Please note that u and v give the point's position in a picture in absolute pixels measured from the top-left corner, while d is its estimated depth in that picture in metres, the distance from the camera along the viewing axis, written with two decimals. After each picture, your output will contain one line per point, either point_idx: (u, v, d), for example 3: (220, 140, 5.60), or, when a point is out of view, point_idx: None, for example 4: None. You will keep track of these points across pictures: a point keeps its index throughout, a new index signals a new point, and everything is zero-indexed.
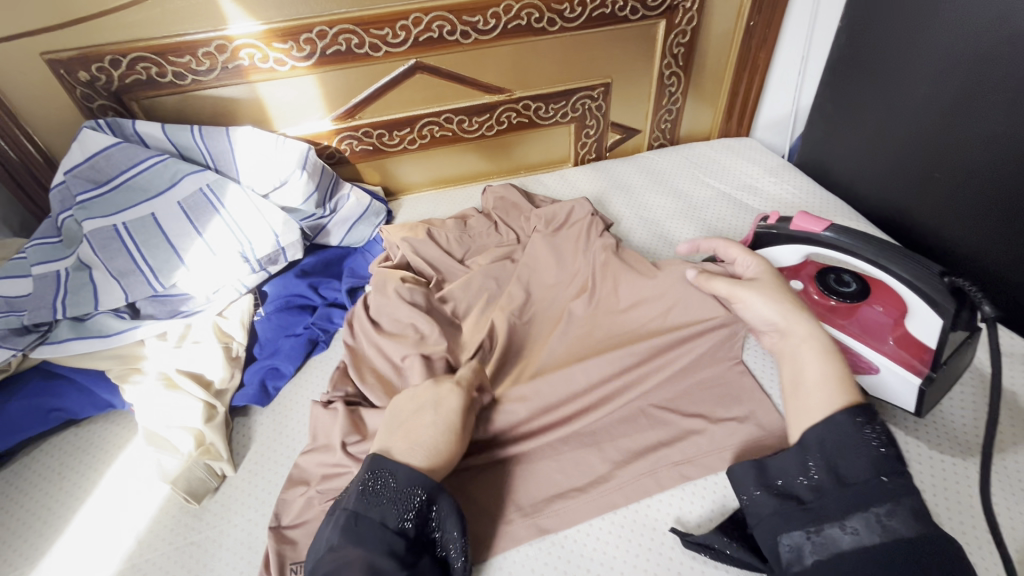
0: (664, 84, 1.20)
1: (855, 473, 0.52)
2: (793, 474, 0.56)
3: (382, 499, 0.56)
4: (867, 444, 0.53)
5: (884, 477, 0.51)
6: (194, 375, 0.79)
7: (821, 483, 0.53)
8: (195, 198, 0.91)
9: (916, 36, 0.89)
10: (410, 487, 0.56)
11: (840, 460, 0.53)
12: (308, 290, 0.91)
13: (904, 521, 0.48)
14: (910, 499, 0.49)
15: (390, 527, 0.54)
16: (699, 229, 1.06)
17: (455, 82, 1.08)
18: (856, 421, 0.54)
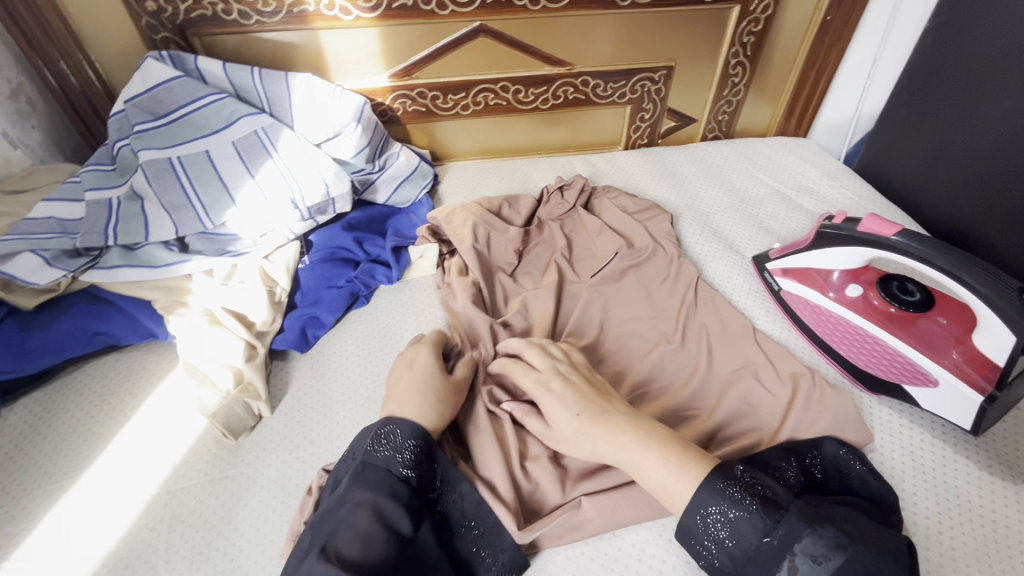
0: (728, 73, 1.16)
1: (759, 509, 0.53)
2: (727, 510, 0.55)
3: (377, 454, 0.58)
4: (734, 507, 0.54)
5: (767, 537, 0.52)
6: (237, 315, 0.79)
7: (751, 519, 0.53)
8: (249, 140, 0.91)
9: (1009, 44, 0.84)
10: (410, 439, 0.60)
11: (730, 529, 0.54)
12: (353, 245, 0.91)
13: (808, 563, 0.49)
14: (800, 542, 0.51)
15: (395, 473, 0.57)
16: (751, 225, 1.03)
17: (516, 49, 1.06)
18: (715, 482, 0.56)
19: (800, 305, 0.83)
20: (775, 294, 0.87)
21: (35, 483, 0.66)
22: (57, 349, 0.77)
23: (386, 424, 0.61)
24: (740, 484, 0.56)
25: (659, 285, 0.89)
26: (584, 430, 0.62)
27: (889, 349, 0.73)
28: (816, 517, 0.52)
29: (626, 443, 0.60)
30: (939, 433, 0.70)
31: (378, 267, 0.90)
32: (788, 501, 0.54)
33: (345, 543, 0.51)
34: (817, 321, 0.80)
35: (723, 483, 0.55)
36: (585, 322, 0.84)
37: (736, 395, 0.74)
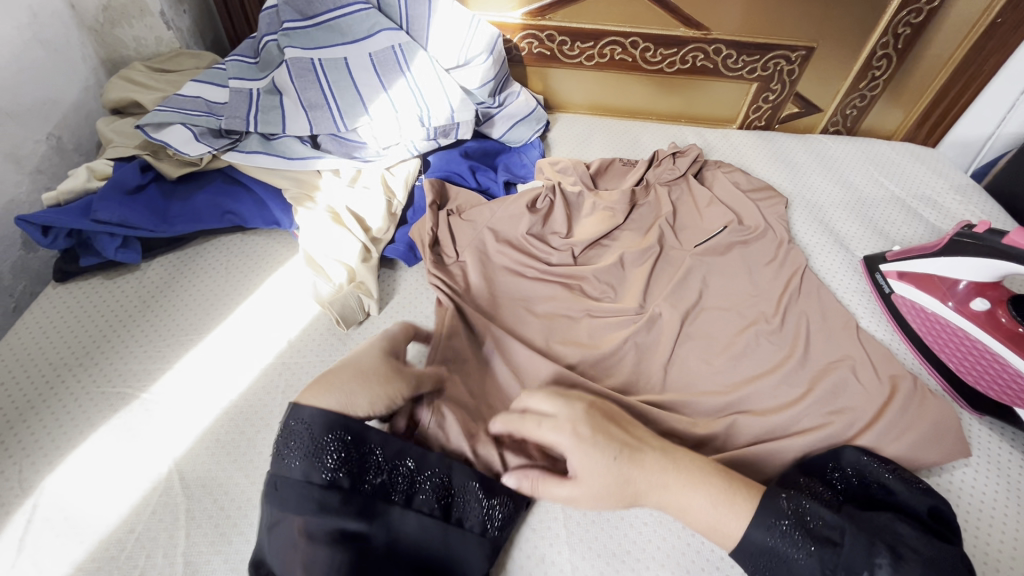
0: (870, 64, 1.10)
1: (811, 547, 0.51)
2: (782, 547, 0.52)
3: (296, 465, 0.51)
4: (788, 545, 0.52)
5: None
6: (358, 218, 0.83)
7: (807, 555, 0.51)
8: (386, 54, 0.93)
9: None
10: (328, 433, 0.52)
11: (782, 566, 0.52)
12: (467, 172, 0.92)
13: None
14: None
15: (319, 481, 0.51)
16: (866, 226, 0.99)
17: (657, 4, 1.03)
18: (765, 515, 0.53)
19: (912, 310, 0.81)
20: (884, 297, 0.84)
21: (170, 333, 0.73)
22: (192, 218, 0.82)
23: (295, 422, 0.53)
24: (795, 520, 0.53)
25: (763, 266, 0.88)
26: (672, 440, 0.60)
27: (1009, 368, 0.70)
28: (877, 552, 0.50)
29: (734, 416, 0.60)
30: None
31: (487, 198, 0.93)
32: (839, 536, 0.52)
33: (283, 564, 0.49)
34: (929, 329, 0.79)
35: (774, 524, 0.52)
36: (684, 288, 0.84)
37: (832, 383, 0.73)
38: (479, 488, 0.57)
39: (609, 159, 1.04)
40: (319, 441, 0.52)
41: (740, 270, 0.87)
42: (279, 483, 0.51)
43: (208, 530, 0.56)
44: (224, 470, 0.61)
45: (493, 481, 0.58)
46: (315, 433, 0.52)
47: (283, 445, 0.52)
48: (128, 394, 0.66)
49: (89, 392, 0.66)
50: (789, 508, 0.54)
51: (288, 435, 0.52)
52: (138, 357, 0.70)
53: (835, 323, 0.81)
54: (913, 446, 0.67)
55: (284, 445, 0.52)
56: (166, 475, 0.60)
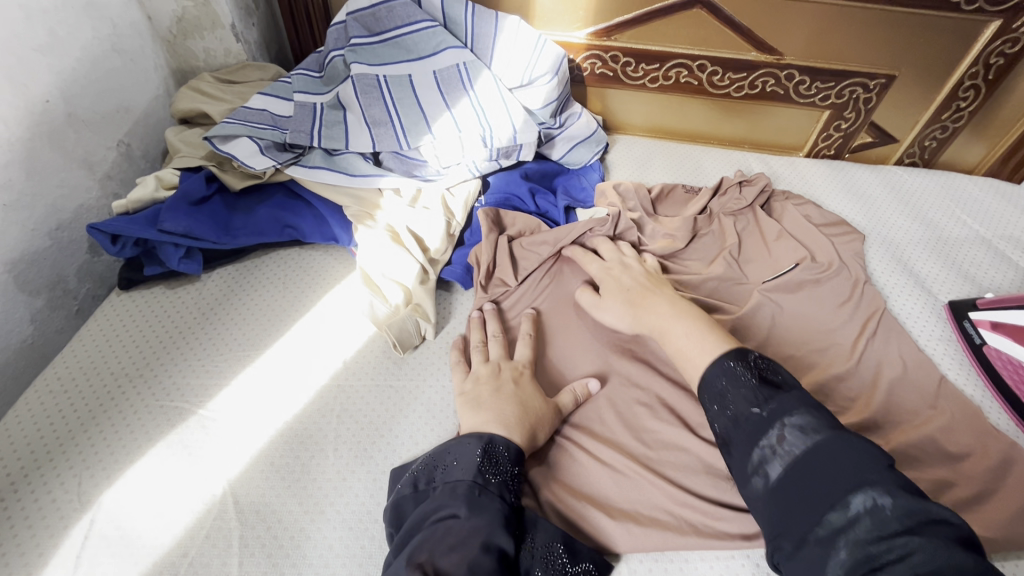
0: (955, 95, 1.03)
1: (760, 391, 0.54)
2: (735, 384, 0.55)
3: (486, 478, 0.54)
4: (739, 380, 0.55)
5: (757, 408, 0.53)
6: (417, 238, 0.81)
7: (752, 391, 0.54)
8: (450, 73, 0.92)
9: None
10: (514, 467, 0.56)
11: (727, 399, 0.55)
12: (527, 195, 0.90)
13: (797, 434, 0.50)
14: (791, 416, 0.51)
15: (503, 500, 0.53)
16: (948, 267, 0.93)
17: (729, 27, 0.99)
18: (728, 359, 0.58)
19: (1005, 364, 0.75)
20: (973, 347, 0.78)
21: (228, 347, 0.72)
22: (253, 231, 0.82)
23: (493, 439, 0.57)
24: (748, 364, 0.57)
25: (837, 307, 0.82)
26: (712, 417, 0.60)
27: None
28: (814, 404, 0.53)
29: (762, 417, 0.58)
30: None
31: (547, 223, 0.90)
32: (786, 385, 0.54)
33: (445, 559, 0.47)
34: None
35: (733, 360, 0.57)
36: (753, 326, 0.79)
37: (921, 443, 0.67)
38: (564, 551, 0.55)
39: (671, 185, 0.99)
40: (508, 465, 0.56)
41: (812, 311, 0.82)
42: (466, 490, 0.53)
43: (261, 560, 0.55)
44: (280, 497, 0.59)
45: (577, 543, 0.56)
46: (507, 459, 0.56)
47: (482, 462, 0.55)
48: (185, 409, 0.66)
49: (147, 405, 0.66)
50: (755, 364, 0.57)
51: (485, 454, 0.56)
52: (195, 371, 0.69)
53: (919, 375, 0.75)
54: (1013, 520, 0.61)
55: (483, 459, 0.55)
56: (221, 497, 0.59)
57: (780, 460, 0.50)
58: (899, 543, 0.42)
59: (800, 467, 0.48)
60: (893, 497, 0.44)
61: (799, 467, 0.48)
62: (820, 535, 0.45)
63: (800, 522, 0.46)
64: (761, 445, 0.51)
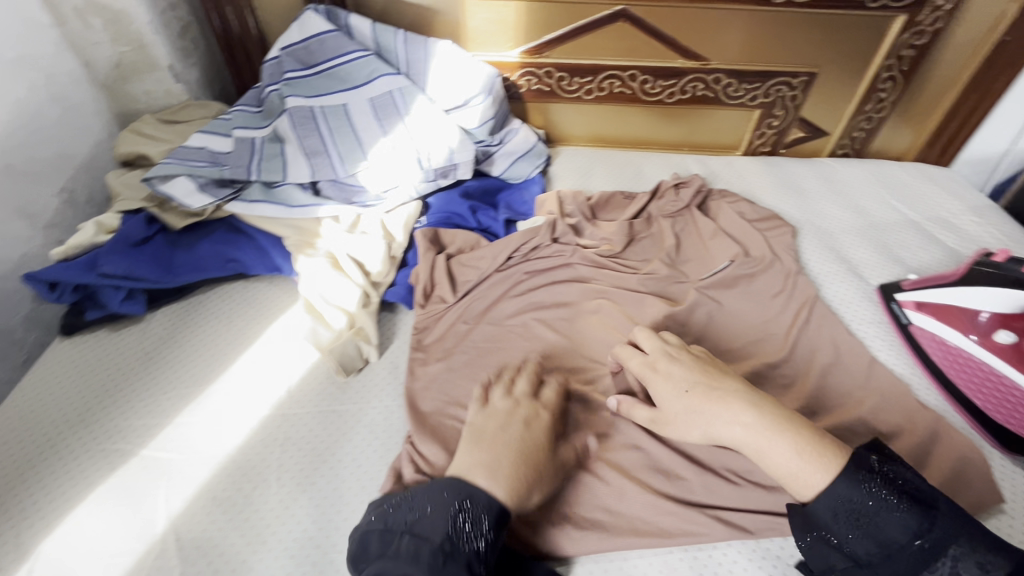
0: (875, 87, 1.08)
1: (926, 527, 0.50)
2: (861, 501, 0.52)
3: (457, 535, 0.51)
4: (886, 504, 0.51)
5: (920, 539, 0.50)
6: (357, 263, 0.83)
7: (913, 516, 0.51)
8: (384, 100, 0.95)
9: None
10: (488, 528, 0.53)
11: (874, 528, 0.51)
12: (468, 212, 0.92)
13: (977, 572, 0.48)
14: (960, 548, 0.49)
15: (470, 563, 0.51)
16: (879, 252, 0.96)
17: (654, 37, 1.03)
18: (854, 473, 0.53)
19: (933, 342, 0.77)
20: (902, 328, 0.80)
21: (171, 386, 0.73)
22: (195, 268, 0.83)
23: (474, 493, 0.54)
24: (883, 478, 0.53)
25: (770, 298, 0.85)
26: (691, 407, 0.61)
27: None
28: (963, 515, 0.51)
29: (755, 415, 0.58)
30: None
31: (489, 237, 0.92)
32: (935, 500, 0.52)
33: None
34: (951, 363, 0.74)
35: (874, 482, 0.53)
36: (691, 324, 0.82)
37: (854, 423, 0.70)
38: None
39: (610, 192, 1.03)
40: (486, 524, 0.53)
41: (747, 304, 0.85)
42: (432, 549, 0.51)
43: None
44: (222, 531, 0.60)
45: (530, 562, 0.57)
46: (483, 519, 0.53)
47: (455, 520, 0.52)
48: (127, 450, 0.66)
49: (88, 450, 0.66)
50: (887, 477, 0.53)
51: (459, 508, 0.53)
52: (138, 413, 0.70)
53: (848, 358, 0.78)
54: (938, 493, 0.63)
55: (459, 516, 0.52)
56: (163, 536, 0.59)
57: None
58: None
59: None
60: None
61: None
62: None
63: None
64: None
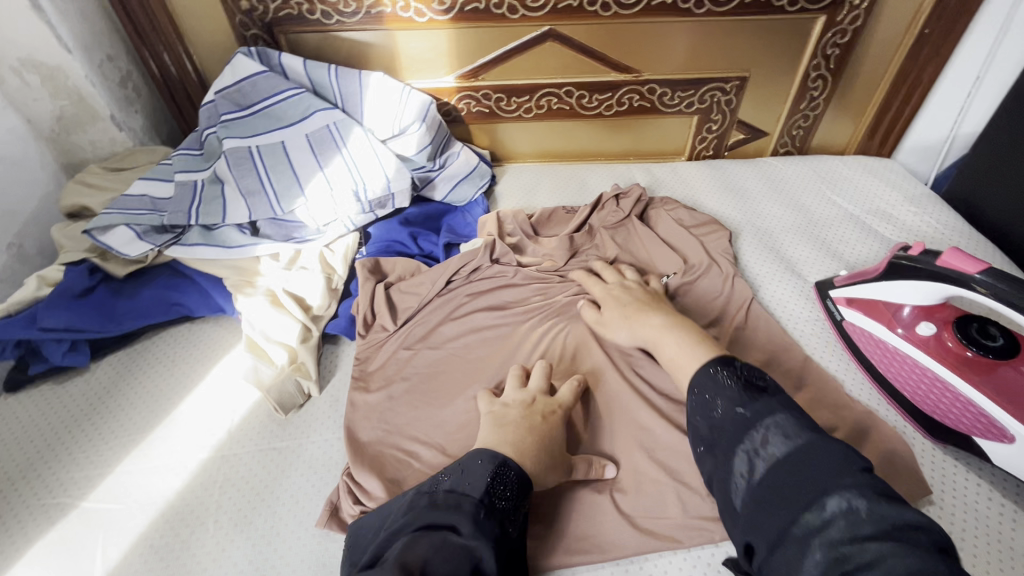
0: (806, 86, 1.10)
1: (746, 405, 0.53)
2: (709, 394, 0.56)
3: (492, 495, 0.55)
4: (725, 384, 0.55)
5: (741, 408, 0.53)
6: (297, 298, 0.84)
7: (738, 395, 0.54)
8: (321, 134, 0.96)
9: None
10: (518, 497, 0.56)
11: (710, 404, 0.55)
12: (407, 239, 0.94)
13: (778, 436, 0.49)
14: (773, 418, 0.51)
15: (501, 527, 0.54)
16: (817, 249, 0.97)
17: (583, 54, 1.05)
18: (709, 366, 0.58)
19: (864, 338, 0.77)
20: (837, 325, 0.82)
21: (112, 435, 0.74)
22: (139, 314, 0.84)
23: (506, 463, 0.58)
24: (734, 370, 0.57)
25: (707, 303, 0.87)
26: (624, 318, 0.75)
27: (958, 395, 0.66)
28: (795, 409, 0.52)
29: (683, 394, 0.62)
30: (1010, 493, 0.63)
31: (430, 263, 0.94)
32: (770, 390, 0.54)
33: (435, 563, 0.47)
34: (881, 358, 0.75)
35: (717, 367, 0.57)
36: None
37: None
38: None
39: (552, 208, 1.04)
40: (516, 493, 0.56)
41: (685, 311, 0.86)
42: (472, 508, 0.53)
43: None
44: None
45: None
46: (514, 485, 0.57)
47: (492, 482, 0.56)
48: (66, 504, 0.67)
49: (28, 507, 0.66)
50: (734, 372, 0.56)
51: (496, 477, 0.57)
52: (79, 464, 0.70)
53: (782, 358, 0.79)
54: None
55: (493, 479, 0.56)
56: None
57: (761, 459, 0.49)
58: (869, 552, 0.40)
59: (786, 472, 0.47)
60: (868, 500, 0.43)
61: (781, 472, 0.47)
62: (796, 535, 0.43)
63: (776, 521, 0.45)
64: (748, 450, 0.50)
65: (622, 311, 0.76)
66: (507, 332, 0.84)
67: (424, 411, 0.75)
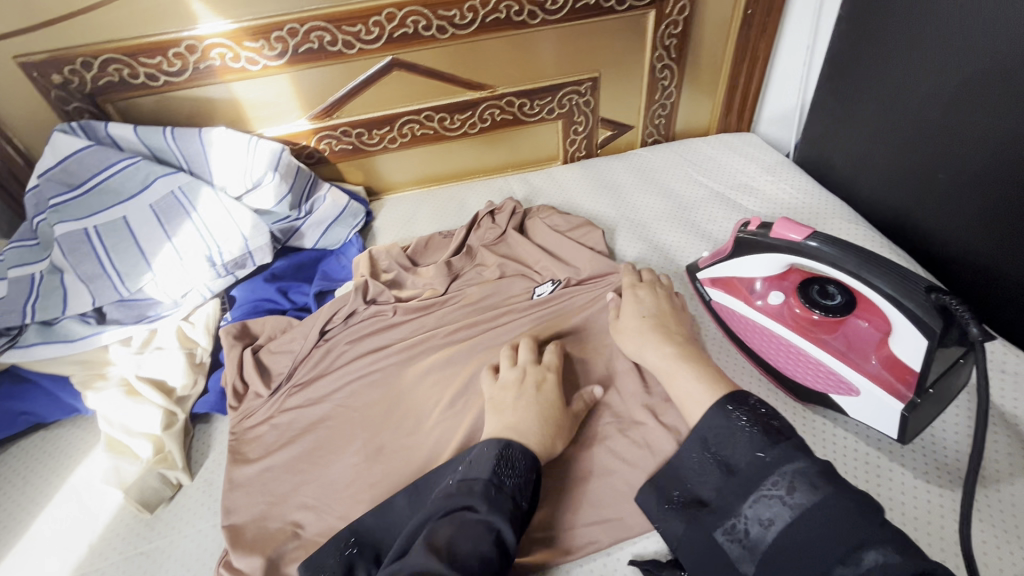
0: (655, 77, 1.14)
1: (760, 454, 0.53)
2: (732, 431, 0.56)
3: (502, 475, 0.56)
4: (740, 427, 0.55)
5: (761, 453, 0.53)
6: (155, 382, 0.78)
7: (757, 439, 0.54)
8: (167, 202, 0.90)
9: (908, 31, 0.82)
10: (530, 472, 0.58)
11: (725, 449, 0.55)
12: (274, 295, 0.91)
13: (805, 487, 0.49)
14: (795, 465, 0.50)
15: (515, 502, 0.55)
16: (687, 231, 1.00)
17: (433, 78, 1.05)
18: (724, 406, 0.58)
19: (727, 314, 0.79)
20: (706, 304, 0.83)
21: None
22: None
23: (509, 445, 0.59)
24: (749, 410, 0.57)
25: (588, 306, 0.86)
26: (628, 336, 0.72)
27: (811, 357, 0.69)
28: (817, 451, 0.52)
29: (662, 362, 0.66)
30: (873, 441, 0.67)
31: (303, 315, 0.90)
32: (789, 431, 0.54)
33: (462, 542, 0.50)
34: (743, 331, 0.77)
35: (735, 408, 0.57)
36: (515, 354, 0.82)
37: (670, 414, 0.70)
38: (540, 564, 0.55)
39: (430, 235, 1.03)
40: (524, 470, 0.57)
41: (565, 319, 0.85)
42: (483, 487, 0.55)
43: None
44: None
45: None
46: (523, 463, 0.58)
47: (499, 464, 0.57)
48: None
49: None
50: (751, 415, 0.56)
51: (500, 458, 0.58)
52: None
53: None
54: None
55: (499, 461, 0.57)
56: None
57: (787, 509, 0.49)
58: None
59: (805, 523, 0.47)
60: (903, 555, 0.43)
61: (805, 522, 0.47)
62: None
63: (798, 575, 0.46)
64: (762, 499, 0.51)
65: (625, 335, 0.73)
66: (389, 374, 0.81)
67: (307, 476, 0.71)
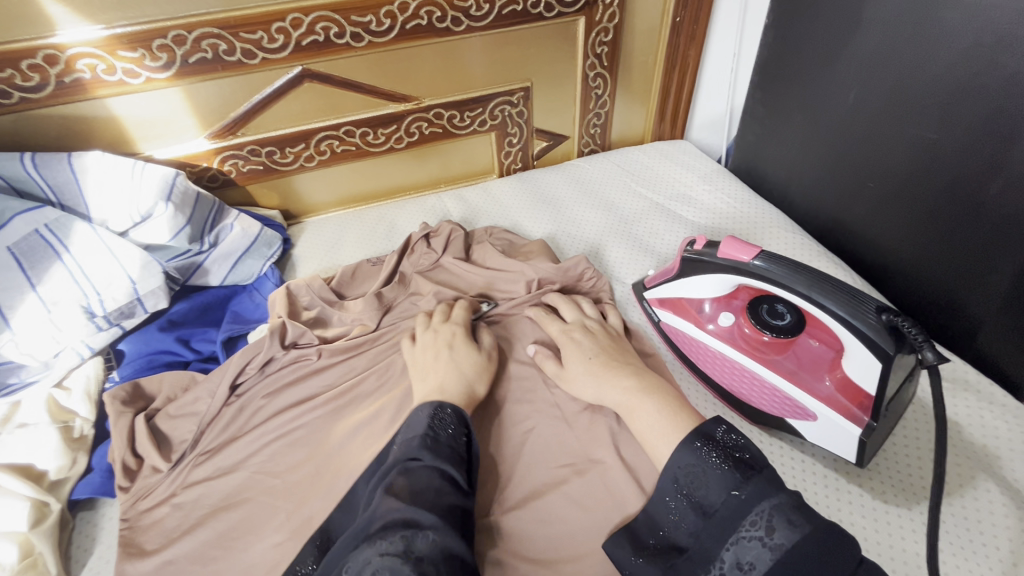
0: (589, 86, 1.11)
1: (732, 492, 0.46)
2: (703, 467, 0.49)
3: (436, 428, 0.56)
4: (711, 463, 0.49)
5: (735, 492, 0.46)
6: (19, 469, 0.64)
7: (732, 476, 0.47)
8: (30, 242, 0.75)
9: (834, 41, 0.82)
10: (460, 424, 0.58)
11: (698, 491, 0.49)
12: (172, 346, 0.79)
13: (785, 524, 0.43)
14: (771, 501, 0.44)
15: (455, 448, 0.55)
16: (631, 247, 0.97)
17: (350, 90, 0.95)
18: (692, 441, 0.51)
19: (677, 336, 0.76)
20: (655, 325, 0.80)
21: None
22: None
23: (440, 402, 0.60)
24: (718, 444, 0.50)
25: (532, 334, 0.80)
26: (593, 372, 0.66)
27: (765, 382, 0.67)
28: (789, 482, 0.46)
29: (627, 387, 0.62)
30: (830, 463, 0.65)
31: (210, 366, 0.80)
32: (762, 463, 0.48)
33: (414, 487, 0.49)
34: (695, 355, 0.74)
35: (702, 442, 0.50)
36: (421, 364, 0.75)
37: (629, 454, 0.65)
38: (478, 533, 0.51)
39: (358, 263, 0.93)
40: (457, 421, 0.58)
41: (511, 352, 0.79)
42: (419, 441, 0.54)
43: None
44: None
45: None
46: (453, 418, 0.58)
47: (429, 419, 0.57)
48: None
49: None
50: (721, 448, 0.50)
51: (433, 415, 0.58)
52: None
53: None
54: None
55: (432, 418, 0.57)
56: None
57: (769, 552, 0.43)
58: None
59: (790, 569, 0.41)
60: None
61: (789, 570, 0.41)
62: None
63: None
64: (741, 542, 0.44)
65: (586, 364, 0.67)
66: (315, 431, 0.71)
67: (218, 568, 0.60)
